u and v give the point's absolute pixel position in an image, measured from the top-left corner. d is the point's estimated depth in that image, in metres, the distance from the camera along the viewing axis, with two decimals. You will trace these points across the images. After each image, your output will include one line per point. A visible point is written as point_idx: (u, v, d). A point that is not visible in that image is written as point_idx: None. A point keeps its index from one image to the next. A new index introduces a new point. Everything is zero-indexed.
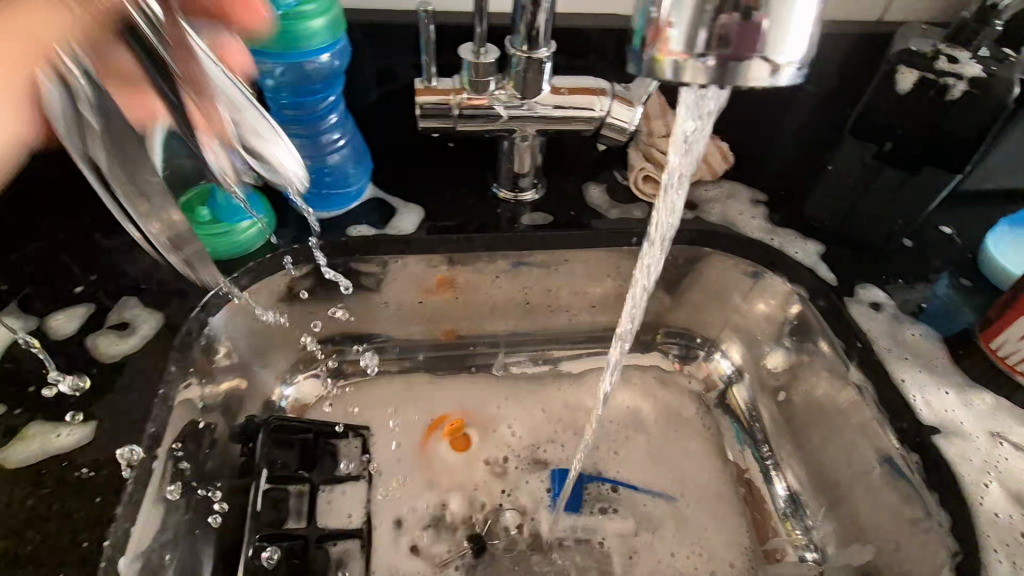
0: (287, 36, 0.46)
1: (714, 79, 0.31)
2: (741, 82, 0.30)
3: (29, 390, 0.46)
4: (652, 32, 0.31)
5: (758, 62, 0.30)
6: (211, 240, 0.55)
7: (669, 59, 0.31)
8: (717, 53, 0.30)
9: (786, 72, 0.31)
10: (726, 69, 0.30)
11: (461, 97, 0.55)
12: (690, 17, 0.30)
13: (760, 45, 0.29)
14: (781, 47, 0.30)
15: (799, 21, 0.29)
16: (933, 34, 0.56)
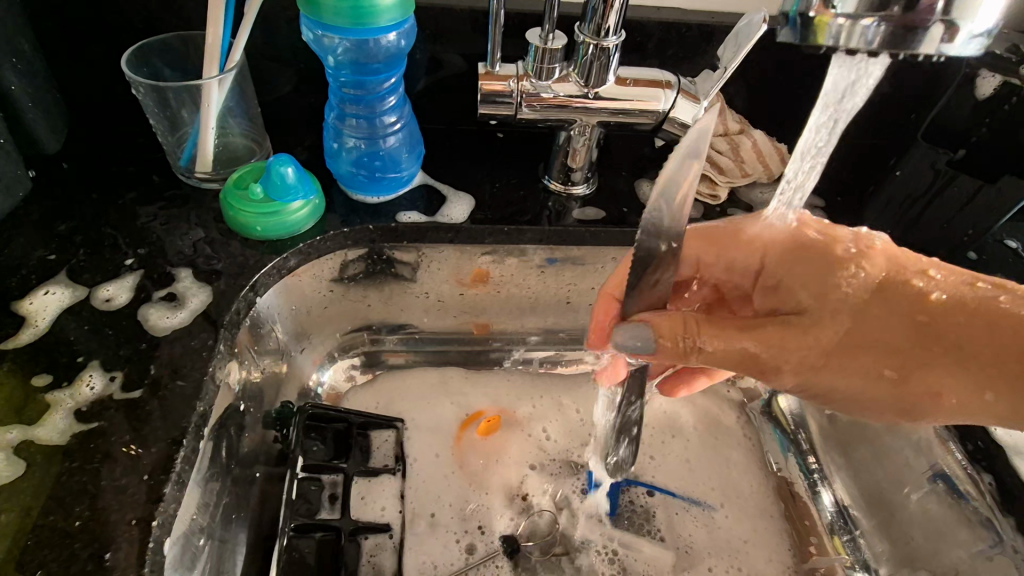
0: (357, 11, 0.45)
1: (885, 47, 0.24)
2: (917, 50, 0.25)
3: (77, 360, 0.45)
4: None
5: (941, 29, 0.24)
6: (260, 217, 0.53)
7: (832, 23, 0.25)
8: (889, 15, 0.24)
9: (970, 43, 0.25)
10: (900, 39, 0.24)
11: (524, 84, 0.53)
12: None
13: (948, 7, 0.23)
14: (973, 10, 0.24)
15: None
16: (1013, 39, 0.54)
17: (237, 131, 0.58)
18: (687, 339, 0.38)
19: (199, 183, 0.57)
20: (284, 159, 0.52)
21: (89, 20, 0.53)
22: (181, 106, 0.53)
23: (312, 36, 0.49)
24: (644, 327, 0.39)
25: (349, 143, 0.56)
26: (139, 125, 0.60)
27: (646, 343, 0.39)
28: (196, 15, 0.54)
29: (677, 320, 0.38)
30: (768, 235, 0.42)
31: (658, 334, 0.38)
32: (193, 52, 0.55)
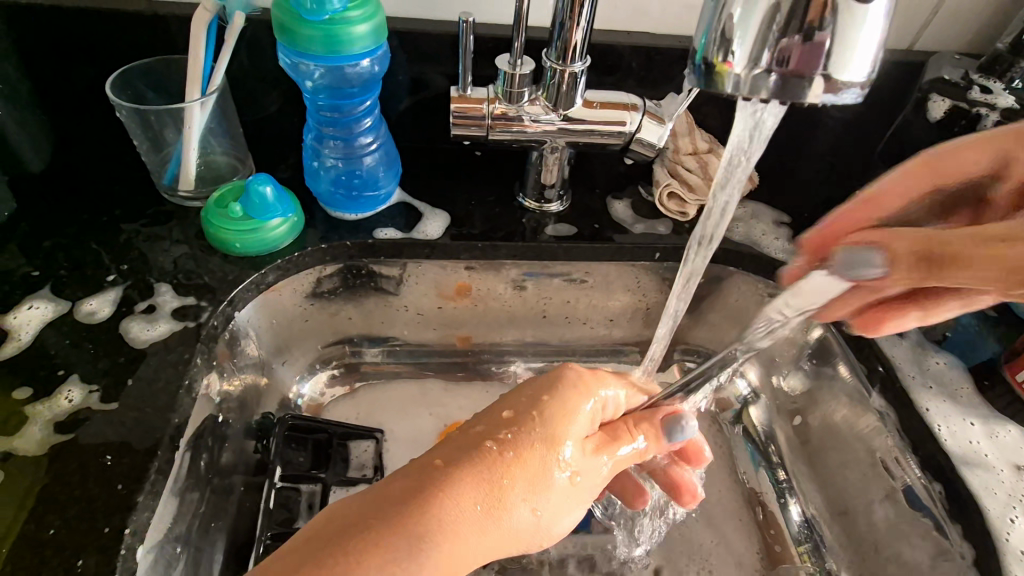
0: (330, 40, 0.47)
1: (775, 96, 0.27)
2: (802, 99, 0.27)
3: (57, 374, 0.47)
4: (712, 42, 0.28)
5: (822, 82, 0.27)
6: (240, 236, 0.55)
7: (730, 72, 0.27)
8: (779, 69, 0.27)
9: (849, 92, 0.27)
10: (788, 88, 0.27)
11: (494, 106, 0.55)
12: (754, 32, 0.26)
13: (824, 62, 0.26)
14: (845, 64, 0.26)
15: (868, 36, 0.26)
16: (967, 64, 0.57)
17: (219, 151, 0.60)
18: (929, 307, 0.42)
19: (182, 201, 0.59)
20: (263, 178, 0.54)
21: (75, 45, 0.55)
22: (164, 126, 0.55)
23: (288, 63, 0.51)
24: (872, 249, 0.35)
25: (328, 163, 0.59)
26: (124, 144, 0.62)
27: (880, 264, 0.35)
28: (178, 39, 0.56)
29: (915, 234, 0.34)
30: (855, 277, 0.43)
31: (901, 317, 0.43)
32: (176, 75, 0.57)
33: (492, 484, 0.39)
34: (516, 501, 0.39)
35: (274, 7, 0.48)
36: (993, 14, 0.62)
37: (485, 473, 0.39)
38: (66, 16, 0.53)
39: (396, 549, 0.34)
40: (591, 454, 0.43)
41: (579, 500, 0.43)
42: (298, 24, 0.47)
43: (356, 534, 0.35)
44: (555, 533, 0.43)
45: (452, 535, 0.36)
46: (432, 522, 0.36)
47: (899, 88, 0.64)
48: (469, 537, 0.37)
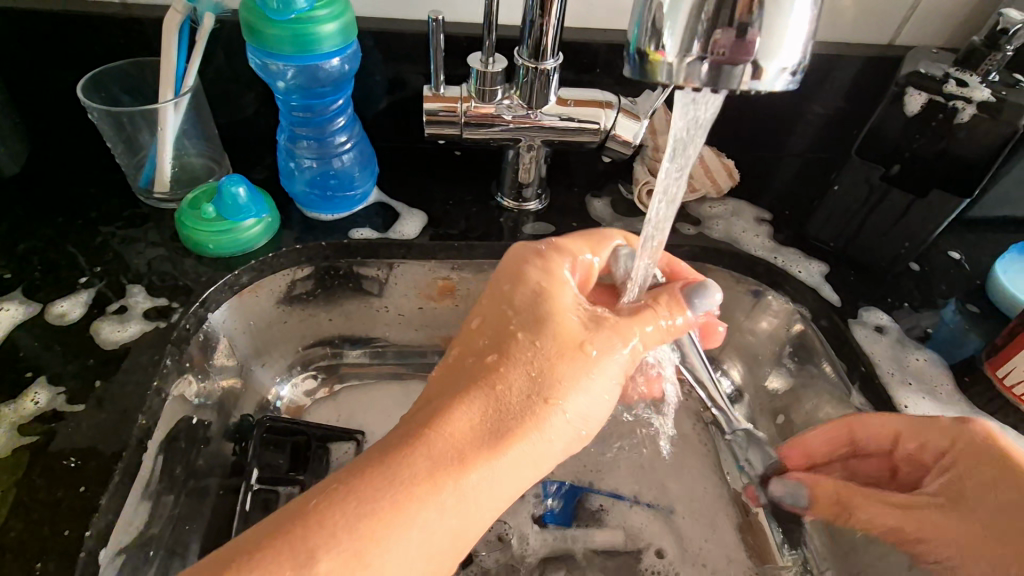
0: (292, 38, 0.47)
1: (707, 84, 0.27)
2: (733, 87, 0.27)
3: (26, 376, 0.46)
4: (645, 33, 0.27)
5: (752, 68, 0.26)
6: (213, 236, 0.55)
7: (662, 62, 0.27)
8: (709, 55, 0.26)
9: (780, 79, 0.27)
10: (718, 75, 0.26)
11: (467, 105, 0.55)
12: (683, 20, 0.26)
13: (752, 49, 0.26)
14: (775, 50, 0.26)
15: (796, 22, 0.26)
16: (944, 58, 0.56)
17: (194, 153, 0.60)
18: (842, 507, 0.51)
19: (158, 203, 0.59)
20: (235, 179, 0.54)
21: (48, 48, 0.55)
22: (137, 128, 0.55)
23: (258, 63, 0.51)
24: None
25: (303, 163, 0.58)
26: (101, 147, 0.62)
27: None
28: (151, 41, 0.56)
29: None
30: (948, 427, 0.48)
31: (817, 494, 0.53)
32: (149, 77, 0.57)
33: (488, 397, 0.39)
34: (522, 412, 0.39)
35: (239, 8, 0.48)
36: (972, 9, 0.61)
37: (478, 391, 0.40)
38: (37, 18, 0.53)
39: (405, 479, 0.35)
40: (594, 327, 0.43)
41: (603, 380, 0.42)
42: (262, 24, 0.47)
43: (360, 472, 0.36)
44: (595, 424, 0.42)
45: (460, 457, 0.37)
46: (430, 449, 0.36)
47: (879, 84, 0.64)
48: (480, 455, 0.37)
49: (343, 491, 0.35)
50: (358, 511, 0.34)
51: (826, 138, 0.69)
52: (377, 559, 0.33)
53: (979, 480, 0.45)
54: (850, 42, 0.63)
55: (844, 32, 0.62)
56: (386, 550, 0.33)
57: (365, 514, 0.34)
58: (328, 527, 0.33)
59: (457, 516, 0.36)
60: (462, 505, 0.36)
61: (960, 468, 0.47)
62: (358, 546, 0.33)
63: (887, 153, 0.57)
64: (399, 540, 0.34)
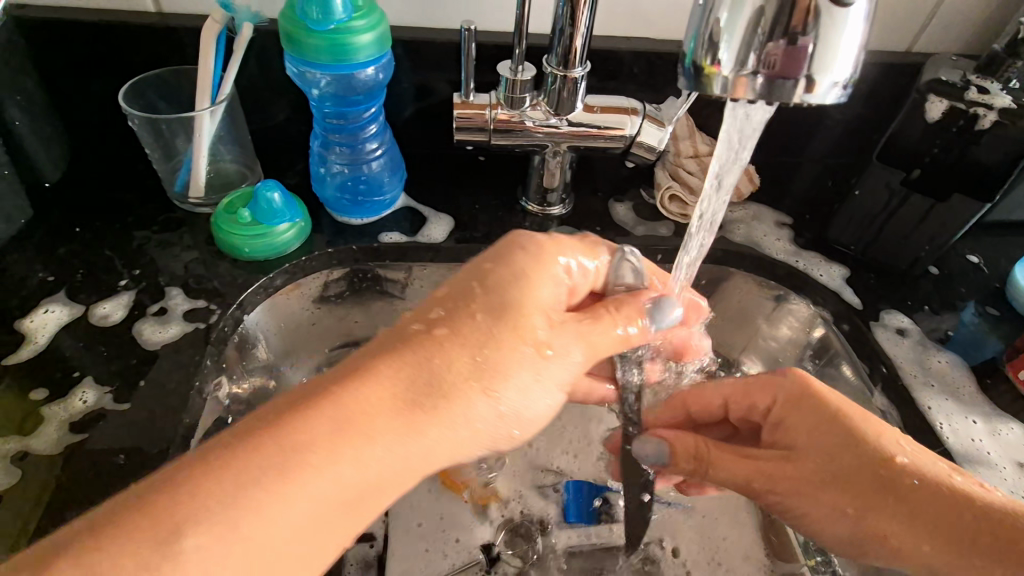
0: (334, 48, 0.48)
1: (761, 97, 0.28)
2: (787, 100, 0.28)
3: (73, 376, 0.48)
4: (701, 46, 0.29)
5: (806, 83, 0.27)
6: (249, 240, 0.56)
7: (718, 75, 0.28)
8: (764, 70, 0.27)
9: (831, 92, 0.28)
10: (774, 88, 0.28)
11: (496, 112, 0.57)
12: (740, 36, 0.27)
13: (807, 64, 0.27)
14: (829, 65, 0.27)
15: (850, 38, 0.27)
16: (964, 65, 0.57)
17: (228, 159, 0.61)
18: (699, 457, 0.47)
19: (192, 208, 0.61)
20: (271, 185, 0.55)
21: (89, 58, 0.57)
22: (175, 135, 0.57)
23: (296, 72, 0.52)
24: None
25: (334, 169, 0.60)
26: (136, 153, 0.63)
27: None
28: (188, 50, 0.57)
29: None
30: (767, 380, 0.47)
31: (673, 449, 0.48)
32: (186, 85, 0.58)
33: (419, 371, 0.35)
34: (452, 395, 0.36)
35: (280, 19, 0.49)
36: (990, 16, 0.62)
37: (413, 366, 0.35)
38: (79, 28, 0.55)
39: (304, 452, 0.31)
40: (557, 325, 0.40)
41: (534, 380, 0.39)
42: (304, 34, 0.48)
43: (254, 435, 0.31)
44: (524, 420, 0.39)
45: (369, 434, 0.33)
46: (340, 419, 0.32)
47: (898, 89, 0.65)
48: (392, 434, 0.33)
49: (226, 454, 0.30)
50: (239, 480, 0.29)
51: (844, 143, 0.70)
52: (249, 530, 0.29)
53: (808, 430, 0.43)
54: (870, 49, 0.64)
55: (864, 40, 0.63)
56: (263, 523, 0.29)
57: (248, 486, 0.29)
58: (199, 498, 0.29)
59: (350, 499, 0.32)
60: (361, 488, 0.32)
61: (791, 423, 0.44)
62: (228, 517, 0.28)
63: (908, 158, 0.58)
64: (278, 518, 0.30)
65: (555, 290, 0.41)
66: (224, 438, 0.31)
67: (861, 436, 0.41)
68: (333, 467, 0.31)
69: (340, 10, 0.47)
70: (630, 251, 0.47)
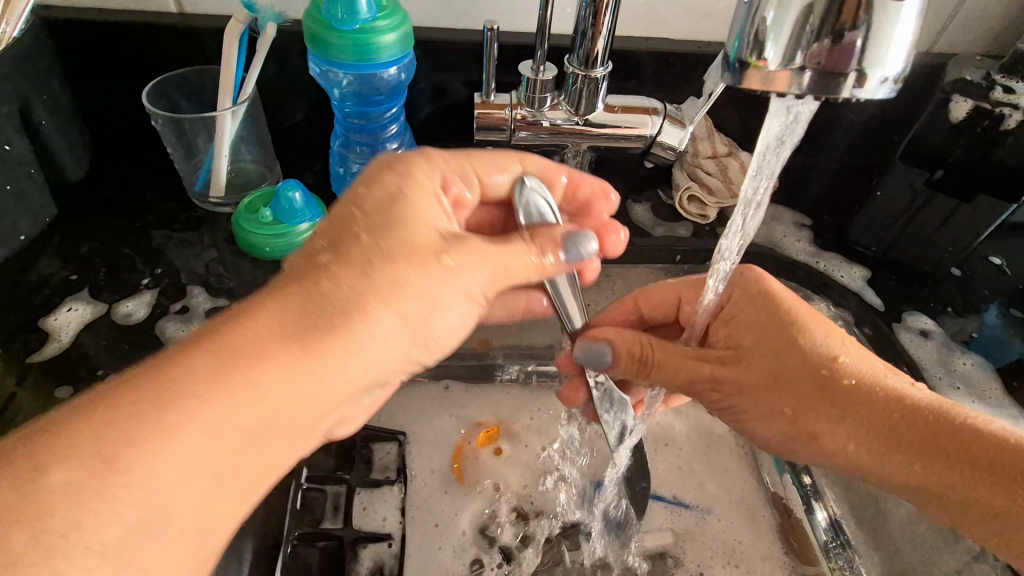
0: (359, 48, 0.48)
1: (809, 92, 0.28)
2: (837, 96, 0.28)
3: (96, 373, 0.48)
4: (746, 44, 0.29)
5: (855, 78, 0.27)
6: (270, 240, 0.56)
7: (764, 73, 0.28)
8: (813, 65, 0.27)
9: (881, 88, 0.28)
10: (823, 84, 0.27)
11: (517, 112, 0.57)
12: (788, 32, 0.27)
13: (857, 59, 0.27)
14: (880, 59, 0.27)
15: (901, 31, 0.27)
16: (988, 65, 0.57)
17: (249, 158, 0.62)
18: (643, 361, 0.47)
19: (213, 207, 0.61)
20: (293, 184, 0.55)
21: (114, 58, 0.57)
22: (197, 134, 0.57)
23: (318, 71, 0.53)
24: None
25: (354, 169, 0.60)
26: (157, 153, 0.63)
27: None
28: (210, 51, 0.58)
29: None
30: (730, 281, 0.49)
31: (616, 352, 0.48)
32: (208, 85, 0.59)
33: (305, 299, 0.32)
34: (337, 320, 0.32)
35: (305, 19, 0.49)
36: (1013, 16, 0.62)
37: (287, 298, 0.32)
38: (104, 29, 0.55)
39: (172, 405, 0.27)
40: (460, 239, 0.36)
41: (443, 293, 0.35)
42: (330, 34, 0.48)
43: (107, 401, 0.26)
44: (434, 337, 0.37)
45: (256, 361, 0.29)
46: (206, 360, 0.28)
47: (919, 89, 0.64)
48: (265, 359, 0.29)
49: (90, 401, 0.27)
50: (95, 453, 0.25)
51: None
52: (121, 476, 0.25)
53: (754, 331, 0.45)
54: None
55: None
56: (131, 476, 0.25)
57: (107, 458, 0.25)
58: (66, 445, 0.25)
59: (237, 452, 0.28)
60: (247, 432, 0.29)
61: (743, 318, 0.46)
62: (94, 465, 0.25)
63: (931, 159, 0.58)
64: (149, 478, 0.26)
65: (441, 209, 0.38)
66: (64, 414, 0.26)
67: (803, 341, 0.43)
68: (201, 413, 0.27)
69: (364, 10, 0.48)
70: (531, 184, 0.44)
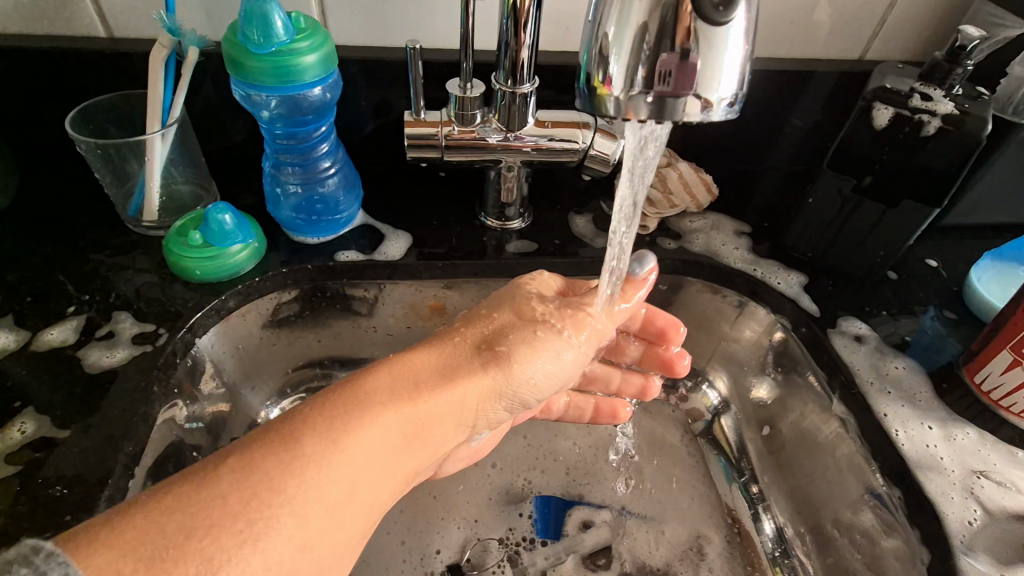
0: (278, 71, 0.48)
1: (653, 115, 0.30)
2: (679, 117, 0.30)
3: (15, 405, 0.47)
4: (593, 61, 0.31)
5: (695, 100, 0.30)
6: (201, 263, 0.56)
7: (610, 94, 0.31)
8: (655, 90, 0.30)
9: (721, 107, 0.30)
10: (661, 107, 0.30)
11: (448, 129, 0.57)
12: (627, 53, 0.30)
13: (695, 83, 0.29)
14: (713, 83, 0.29)
15: (731, 57, 0.29)
16: (908, 73, 0.58)
17: (182, 181, 0.61)
18: None
19: (146, 231, 0.60)
20: (222, 207, 0.55)
21: (41, 83, 0.57)
22: (125, 159, 0.57)
23: (241, 94, 0.52)
24: None
25: (289, 189, 0.60)
26: (90, 177, 0.63)
27: None
28: (139, 75, 0.58)
29: None
30: None
31: None
32: (136, 108, 0.58)
33: (438, 361, 0.44)
34: (429, 388, 0.42)
35: (223, 42, 0.49)
36: (936, 23, 0.63)
37: (432, 348, 0.46)
38: (28, 54, 0.55)
39: (296, 439, 0.34)
40: None
41: (546, 352, 0.48)
42: (247, 57, 0.48)
43: (240, 457, 0.33)
44: (529, 386, 0.48)
45: (411, 395, 0.40)
46: (383, 385, 0.40)
47: (850, 97, 0.66)
48: (381, 410, 0.38)
49: None
50: (152, 552, 0.28)
51: (801, 151, 0.71)
52: None
53: None
54: (820, 56, 0.65)
55: (813, 47, 0.64)
56: None
57: (259, 481, 0.32)
58: None
59: (329, 534, 0.33)
60: (365, 458, 0.36)
61: None
62: None
63: (858, 165, 0.59)
64: (319, 485, 0.33)
65: None
66: (236, 452, 0.33)
67: None
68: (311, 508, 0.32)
69: (280, 32, 0.48)
70: None
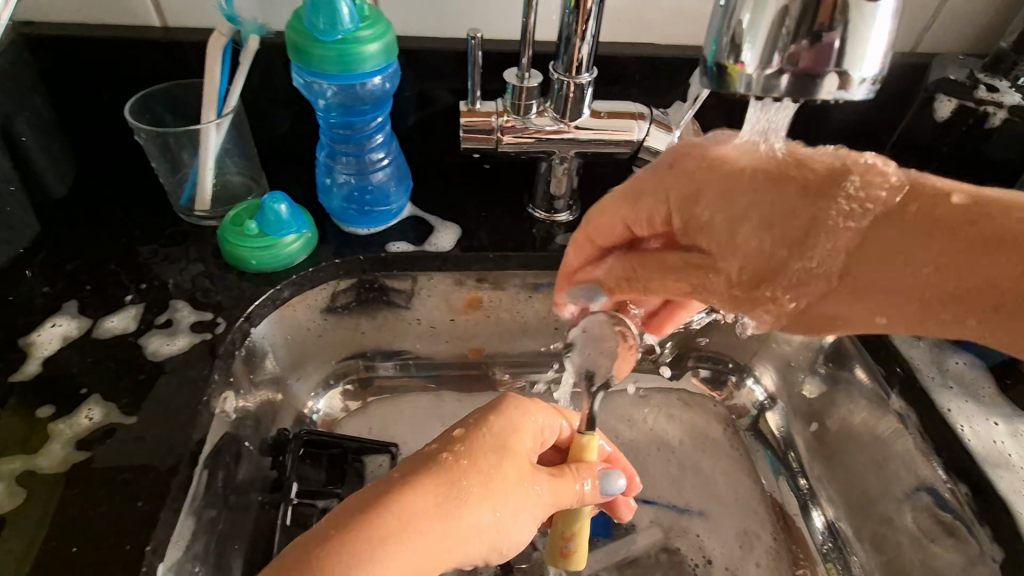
0: (342, 59, 0.48)
1: (791, 93, 0.29)
2: (816, 97, 0.29)
3: (80, 393, 0.47)
4: (722, 49, 0.30)
5: (838, 79, 0.28)
6: (257, 252, 0.56)
7: (742, 74, 0.30)
8: (790, 69, 0.29)
9: (861, 88, 0.29)
10: (801, 86, 0.29)
11: (502, 119, 0.56)
12: (764, 38, 0.29)
13: (837, 60, 0.28)
14: (859, 61, 0.28)
15: (878, 32, 0.28)
16: (970, 64, 0.57)
17: (234, 171, 0.61)
18: None
19: (198, 220, 0.60)
20: (278, 197, 0.55)
21: (99, 73, 0.57)
22: (182, 149, 0.57)
23: (301, 82, 0.52)
24: None
25: (341, 179, 0.60)
26: (142, 168, 0.63)
27: None
28: (194, 66, 0.58)
29: None
30: None
31: None
32: (191, 98, 0.59)
33: (434, 498, 0.38)
34: (442, 534, 0.38)
35: (286, 29, 0.49)
36: (994, 15, 0.62)
37: (425, 471, 0.40)
38: (87, 44, 0.55)
39: None
40: None
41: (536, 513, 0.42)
42: (313, 45, 0.48)
43: None
44: (509, 546, 0.42)
45: (404, 541, 0.36)
46: (394, 531, 0.36)
47: (903, 90, 0.65)
48: (387, 566, 0.35)
49: None
50: None
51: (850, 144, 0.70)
52: None
53: None
54: None
55: None
56: None
57: None
58: None
59: None
60: None
61: None
62: None
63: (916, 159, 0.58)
64: None
65: None
66: None
67: None
68: None
69: (347, 21, 0.47)
70: None
